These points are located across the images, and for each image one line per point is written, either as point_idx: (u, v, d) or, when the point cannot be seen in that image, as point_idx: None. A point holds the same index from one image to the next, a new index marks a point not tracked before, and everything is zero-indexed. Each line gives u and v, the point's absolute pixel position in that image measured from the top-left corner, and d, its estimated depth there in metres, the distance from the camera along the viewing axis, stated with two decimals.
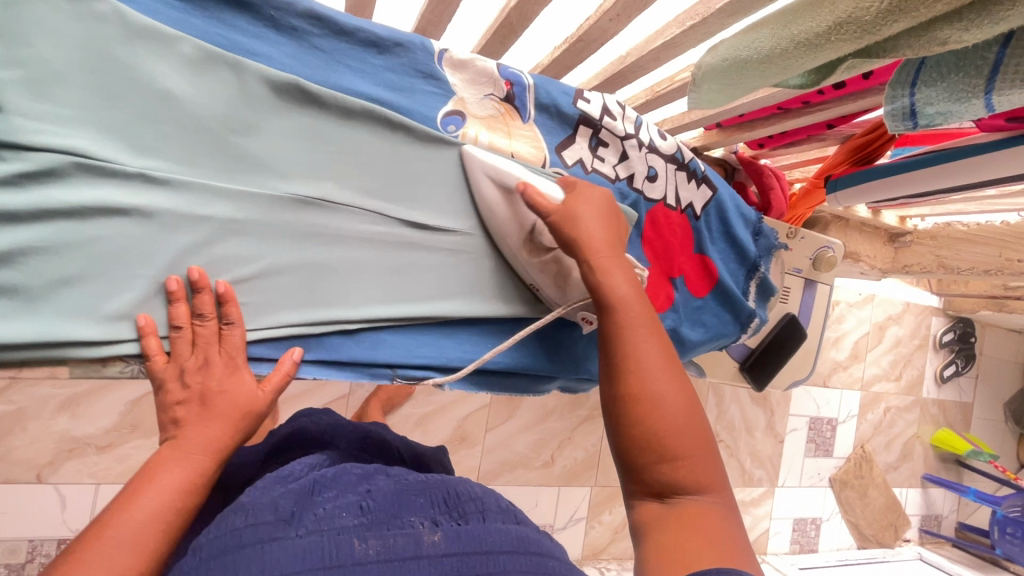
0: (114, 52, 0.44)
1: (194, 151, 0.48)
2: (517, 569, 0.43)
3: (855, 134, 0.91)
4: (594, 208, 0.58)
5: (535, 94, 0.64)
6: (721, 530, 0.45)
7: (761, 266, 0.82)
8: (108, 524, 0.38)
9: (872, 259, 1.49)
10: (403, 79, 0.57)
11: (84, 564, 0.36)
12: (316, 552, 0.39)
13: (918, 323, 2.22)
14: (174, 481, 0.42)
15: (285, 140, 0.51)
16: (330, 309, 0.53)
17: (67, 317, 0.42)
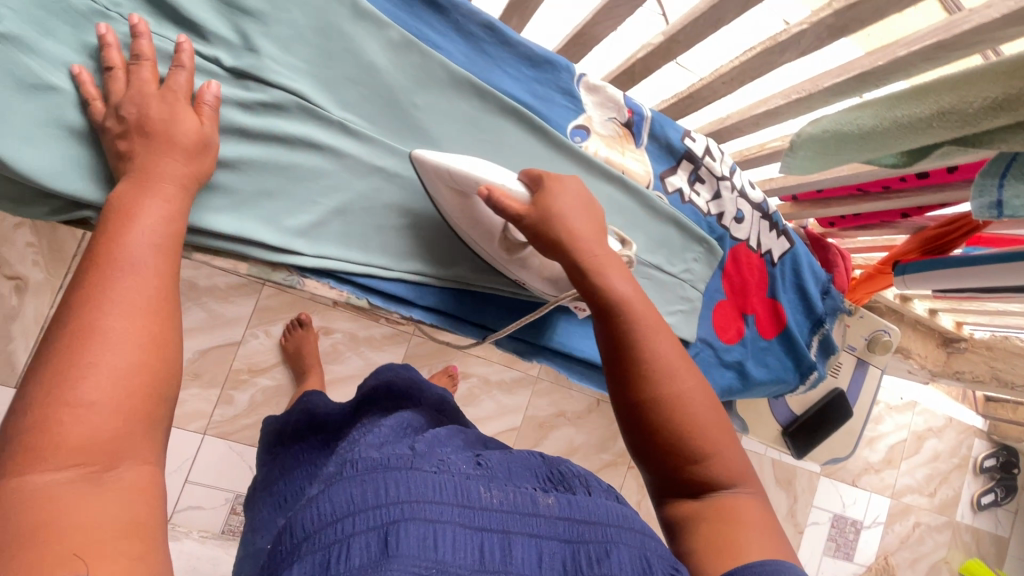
0: (338, 23, 0.56)
1: (379, 113, 0.59)
2: (623, 544, 0.41)
3: (927, 226, 0.96)
4: (564, 197, 0.56)
5: (651, 125, 0.72)
6: (753, 526, 0.46)
7: (826, 324, 0.88)
8: (107, 304, 0.35)
9: (924, 359, 1.49)
10: (547, 90, 0.67)
11: (93, 358, 0.32)
12: (449, 488, 0.40)
13: (959, 441, 2.15)
14: (154, 263, 0.38)
15: (447, 119, 0.62)
16: (456, 267, 0.63)
17: (262, 221, 0.52)
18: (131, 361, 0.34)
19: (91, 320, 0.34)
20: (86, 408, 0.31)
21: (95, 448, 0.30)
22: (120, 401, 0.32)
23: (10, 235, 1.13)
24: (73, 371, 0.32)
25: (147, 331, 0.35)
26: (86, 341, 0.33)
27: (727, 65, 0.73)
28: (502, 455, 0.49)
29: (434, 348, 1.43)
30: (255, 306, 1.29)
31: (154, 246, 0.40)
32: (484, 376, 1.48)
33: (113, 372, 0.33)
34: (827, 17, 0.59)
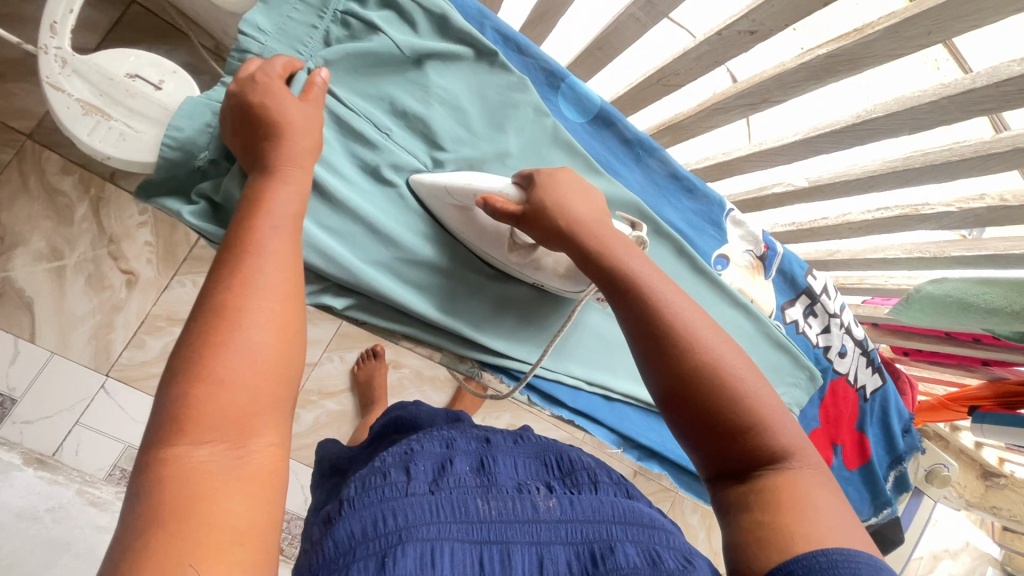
0: (543, 145, 0.62)
1: None
2: (628, 539, 0.40)
3: (1007, 379, 1.01)
4: (564, 185, 0.51)
5: (780, 261, 0.78)
6: (821, 506, 0.37)
7: (904, 462, 0.91)
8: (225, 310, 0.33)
9: (962, 487, 1.47)
10: (699, 220, 0.74)
11: (221, 354, 0.32)
12: (448, 508, 0.40)
13: (974, 567, 2.14)
14: (276, 247, 0.37)
15: None
16: (604, 375, 0.66)
17: (459, 319, 0.58)
18: (260, 356, 0.33)
19: (237, 316, 0.33)
20: (225, 389, 0.31)
21: (223, 427, 0.30)
22: (254, 383, 0.32)
23: (133, 231, 1.00)
24: (213, 363, 0.31)
25: (286, 329, 0.35)
26: (227, 350, 0.32)
27: (857, 216, 0.78)
28: (510, 449, 0.50)
29: None
30: (336, 330, 1.31)
31: (288, 223, 0.39)
32: None
33: (251, 368, 0.32)
34: (978, 208, 0.65)
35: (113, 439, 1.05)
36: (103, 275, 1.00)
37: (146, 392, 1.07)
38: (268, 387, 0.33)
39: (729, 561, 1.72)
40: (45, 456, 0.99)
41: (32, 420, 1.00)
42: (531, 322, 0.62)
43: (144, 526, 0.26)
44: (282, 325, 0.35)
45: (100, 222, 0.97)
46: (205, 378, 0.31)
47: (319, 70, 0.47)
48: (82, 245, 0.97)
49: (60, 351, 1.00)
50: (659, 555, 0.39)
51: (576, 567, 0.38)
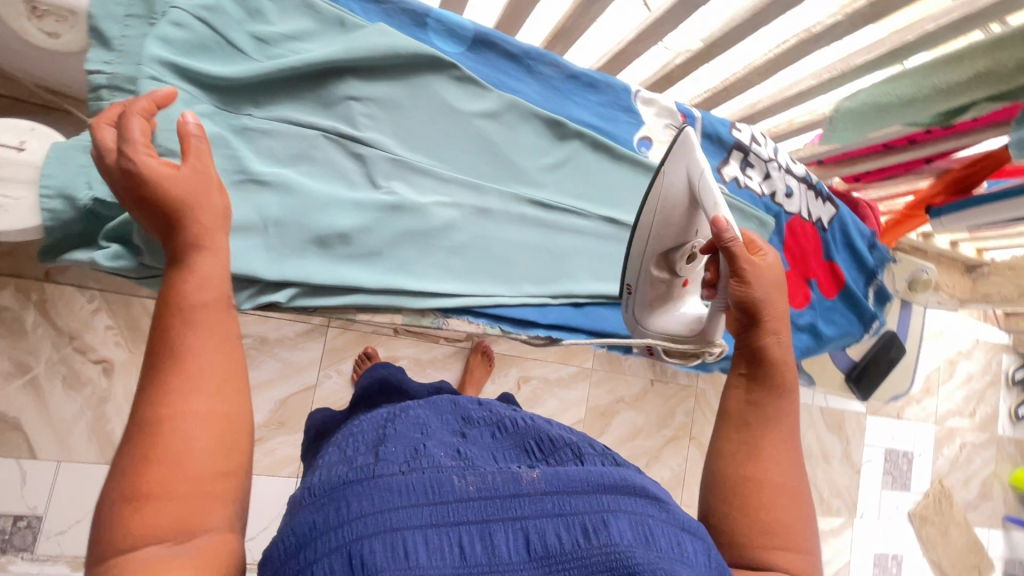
0: (425, 87, 0.61)
1: (474, 161, 0.63)
2: (619, 514, 0.42)
3: (952, 169, 1.01)
4: (766, 276, 0.56)
5: (702, 125, 0.80)
6: (778, 560, 0.46)
7: (878, 275, 0.95)
8: (166, 415, 0.36)
9: (950, 288, 1.55)
10: (610, 112, 0.73)
11: (156, 460, 0.35)
12: (419, 488, 0.40)
13: (989, 359, 2.21)
14: (195, 343, 0.39)
15: (530, 151, 0.66)
16: (565, 284, 0.67)
17: (402, 273, 0.57)
18: (198, 450, 0.36)
19: (174, 421, 0.36)
20: (168, 496, 0.34)
21: (168, 531, 0.34)
22: (192, 488, 0.35)
23: (90, 320, 1.06)
24: (151, 467, 0.34)
25: (216, 427, 0.37)
26: (157, 459, 0.35)
27: (760, 58, 0.80)
28: (486, 429, 0.49)
29: (493, 358, 1.50)
30: (324, 347, 1.34)
31: (203, 313, 0.40)
32: (543, 376, 1.56)
33: (186, 474, 0.35)
34: (862, 7, 0.66)
35: None
36: (78, 372, 1.06)
37: None
38: (211, 470, 0.36)
39: None
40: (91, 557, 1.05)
41: (64, 530, 1.03)
42: (480, 261, 0.62)
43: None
44: (219, 414, 0.37)
45: (52, 321, 1.04)
46: (142, 487, 0.34)
47: (185, 116, 0.46)
48: (46, 349, 1.04)
49: (66, 457, 1.05)
50: (648, 534, 0.41)
51: (566, 540, 0.40)
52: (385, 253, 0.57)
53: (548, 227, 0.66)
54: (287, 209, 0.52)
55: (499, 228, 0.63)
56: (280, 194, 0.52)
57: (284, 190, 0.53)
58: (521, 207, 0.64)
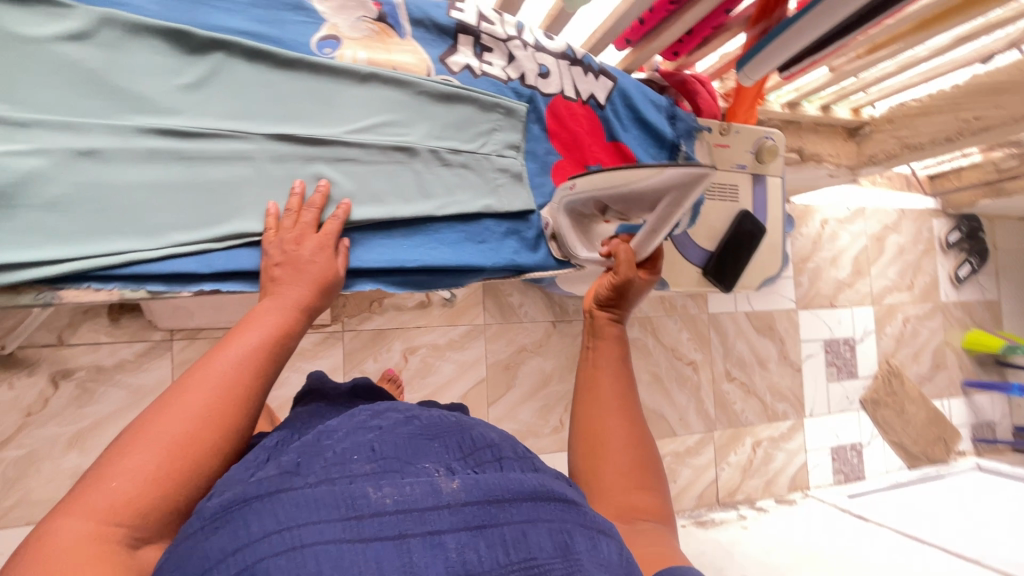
0: None
1: (43, 86, 0.51)
2: (540, 521, 0.45)
3: (752, 14, 0.90)
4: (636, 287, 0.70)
5: (407, 10, 0.68)
6: (615, 492, 0.58)
7: (682, 146, 0.86)
8: (171, 402, 0.46)
9: (836, 158, 1.45)
10: (270, 11, 0.62)
11: (137, 446, 0.43)
12: (330, 501, 0.41)
13: (920, 227, 2.12)
14: (233, 355, 0.50)
15: (142, 64, 0.55)
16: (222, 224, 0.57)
17: None
18: (146, 481, 0.42)
19: (164, 417, 0.45)
20: (142, 473, 0.42)
21: (123, 510, 0.41)
22: (162, 473, 0.43)
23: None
24: (127, 454, 0.43)
25: (190, 439, 0.45)
26: (141, 441, 0.43)
27: None
28: (407, 432, 0.50)
29: (369, 335, 1.40)
30: (172, 364, 1.25)
31: (268, 351, 0.52)
32: (432, 343, 1.47)
33: (150, 469, 0.42)
34: None
35: None
36: None
37: (17, 524, 1.13)
38: (165, 500, 0.42)
39: (688, 349, 1.74)
40: None
41: None
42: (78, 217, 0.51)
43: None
44: (172, 458, 0.43)
45: None
46: (122, 461, 0.42)
47: (341, 206, 0.60)
48: None
49: None
50: (567, 539, 0.45)
51: (489, 552, 0.41)
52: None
53: (164, 165, 0.55)
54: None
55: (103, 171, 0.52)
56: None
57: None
58: (141, 141, 0.54)
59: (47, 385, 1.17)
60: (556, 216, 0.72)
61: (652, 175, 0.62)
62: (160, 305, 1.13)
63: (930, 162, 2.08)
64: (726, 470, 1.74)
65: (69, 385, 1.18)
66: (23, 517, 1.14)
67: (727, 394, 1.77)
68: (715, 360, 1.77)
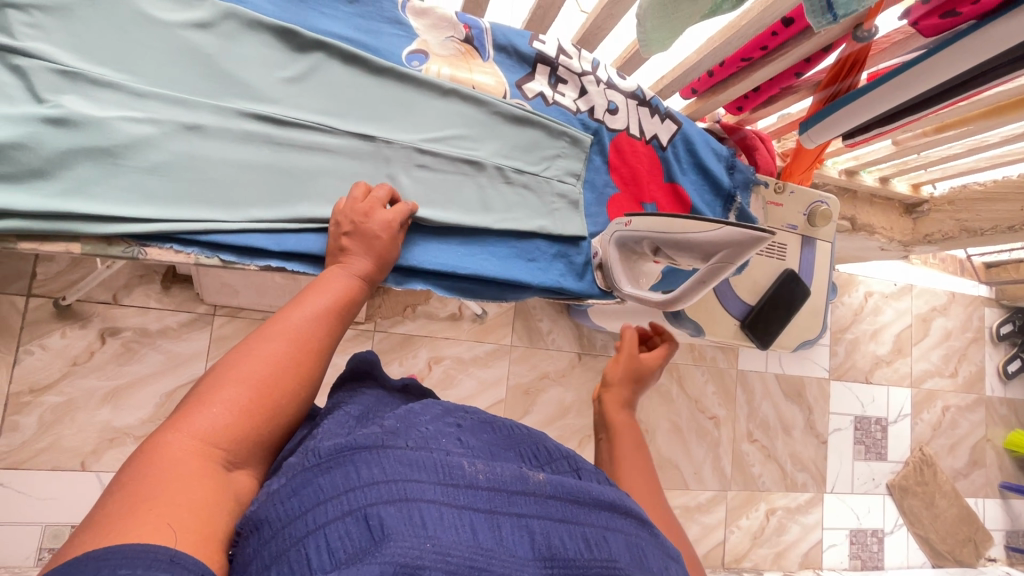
0: None
1: (169, 65, 0.56)
2: (618, 530, 0.46)
3: (822, 80, 0.91)
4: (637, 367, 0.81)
5: (492, 36, 0.73)
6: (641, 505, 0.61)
7: (738, 197, 0.87)
8: (258, 344, 0.49)
9: (889, 231, 1.43)
10: (371, 23, 0.67)
11: (230, 379, 0.46)
12: (431, 467, 0.42)
13: (969, 315, 2.05)
14: (312, 308, 0.53)
15: (256, 58, 0.60)
16: (299, 207, 0.60)
17: (70, 196, 0.50)
18: (239, 412, 0.45)
19: (249, 357, 0.48)
20: (236, 402, 0.45)
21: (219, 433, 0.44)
22: (249, 403, 0.46)
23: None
24: (216, 389, 0.45)
25: (271, 380, 0.47)
26: (230, 375, 0.46)
27: None
28: (485, 433, 0.52)
29: (399, 338, 1.43)
30: (211, 338, 1.30)
31: (342, 311, 0.55)
32: (457, 356, 1.48)
33: (237, 401, 0.45)
34: None
35: (31, 524, 1.17)
36: None
37: (43, 467, 1.18)
38: (253, 431, 0.46)
39: (712, 403, 1.70)
40: None
41: None
42: (182, 187, 0.55)
43: (121, 496, 0.37)
44: (262, 395, 0.46)
45: None
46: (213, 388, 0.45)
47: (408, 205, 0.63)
48: None
49: None
50: (639, 553, 0.45)
51: (570, 545, 0.42)
52: (40, 176, 0.49)
53: (256, 147, 0.59)
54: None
55: (203, 146, 0.56)
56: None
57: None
58: (239, 122, 0.58)
59: (95, 339, 1.23)
60: (606, 248, 0.71)
61: (710, 228, 0.56)
62: (211, 279, 1.18)
63: (987, 250, 2.03)
64: (735, 533, 1.67)
65: (115, 343, 1.24)
66: (50, 461, 1.19)
67: (746, 454, 1.71)
68: (738, 418, 1.73)
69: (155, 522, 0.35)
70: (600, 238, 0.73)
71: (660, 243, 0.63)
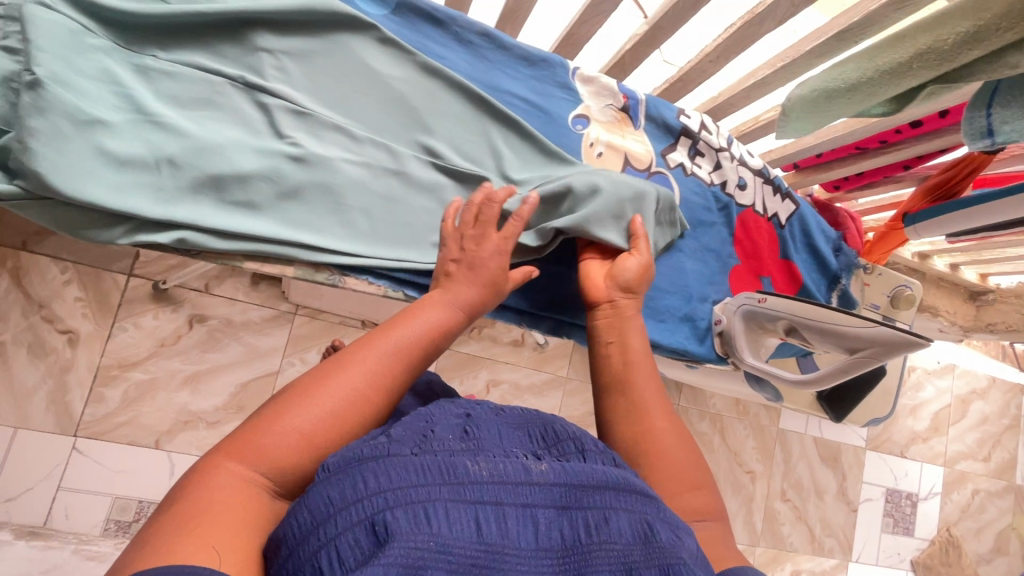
0: (331, 30, 0.60)
1: (381, 115, 0.62)
2: (623, 508, 0.41)
3: (930, 175, 0.95)
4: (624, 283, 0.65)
5: (646, 108, 0.78)
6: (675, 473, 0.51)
7: (842, 279, 0.91)
8: (330, 370, 0.48)
9: (952, 315, 1.45)
10: (545, 86, 0.72)
11: (296, 403, 0.45)
12: (435, 469, 0.38)
13: (1008, 401, 2.06)
14: (388, 341, 0.51)
15: (451, 113, 0.65)
16: None
17: (295, 225, 0.56)
18: (299, 441, 0.43)
19: (320, 382, 0.47)
20: (298, 431, 0.44)
21: (268, 460, 0.42)
22: (309, 433, 0.44)
23: (60, 291, 1.20)
24: (283, 411, 0.45)
25: (336, 411, 0.46)
26: (297, 399, 0.46)
27: (710, 44, 0.78)
28: (493, 418, 0.48)
29: (462, 357, 1.47)
30: (289, 335, 1.35)
31: (423, 344, 0.53)
32: (514, 381, 1.52)
33: (300, 430, 0.44)
34: None
35: (101, 495, 1.20)
36: (46, 341, 1.19)
37: (120, 441, 1.23)
38: (305, 465, 0.43)
39: (750, 457, 1.72)
40: (38, 526, 1.15)
41: (15, 497, 1.15)
42: (381, 223, 0.60)
43: (180, 518, 0.37)
44: (326, 426, 0.45)
45: (27, 291, 1.18)
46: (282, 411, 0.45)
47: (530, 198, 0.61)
48: (16, 317, 1.17)
49: (24, 425, 1.17)
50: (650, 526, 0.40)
51: (574, 534, 0.39)
52: (263, 205, 0.55)
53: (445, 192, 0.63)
54: (145, 146, 0.50)
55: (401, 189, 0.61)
56: (117, 120, 0.49)
57: (146, 131, 0.51)
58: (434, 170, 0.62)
59: (183, 324, 1.28)
60: (731, 319, 0.75)
61: (866, 326, 0.62)
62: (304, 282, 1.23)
63: None
64: None
65: (201, 329, 1.29)
66: (127, 436, 1.23)
67: (777, 513, 1.73)
68: (773, 475, 1.74)
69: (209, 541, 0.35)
70: (725, 305, 0.77)
71: (799, 327, 0.69)
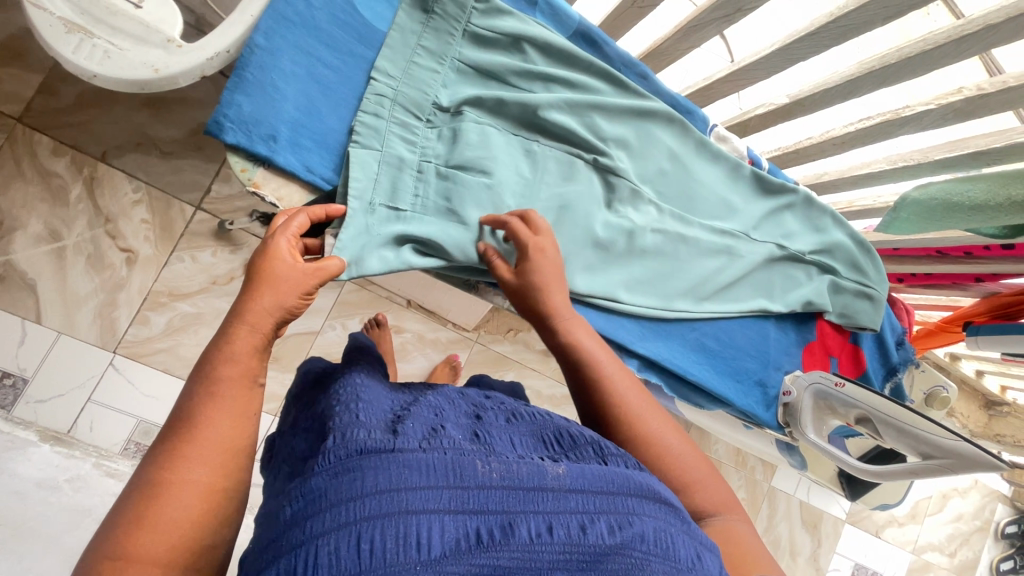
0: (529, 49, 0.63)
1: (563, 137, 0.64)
2: (647, 516, 0.39)
3: (1000, 293, 0.99)
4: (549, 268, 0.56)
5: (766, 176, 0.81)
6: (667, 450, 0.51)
7: (898, 373, 0.94)
8: (212, 390, 0.41)
9: (965, 418, 1.50)
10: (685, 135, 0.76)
11: (191, 438, 0.39)
12: (440, 469, 0.37)
13: (983, 505, 2.14)
14: (244, 343, 0.43)
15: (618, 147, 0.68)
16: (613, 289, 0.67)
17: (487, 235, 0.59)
18: (207, 461, 0.39)
19: (207, 399, 0.41)
20: (205, 447, 0.39)
21: (192, 487, 0.38)
22: (225, 447, 0.40)
23: (127, 209, 1.19)
24: (182, 445, 0.39)
25: (233, 418, 0.41)
26: (188, 429, 0.40)
27: (840, 128, 0.79)
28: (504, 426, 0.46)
29: (493, 356, 1.50)
30: (335, 299, 1.36)
31: (278, 313, 0.45)
32: (536, 389, 1.55)
33: (210, 444, 0.39)
34: (956, 101, 0.65)
35: (126, 415, 1.22)
36: (103, 254, 1.19)
37: (155, 366, 1.24)
38: (226, 480, 0.39)
39: None
40: (61, 432, 1.17)
41: (45, 399, 1.16)
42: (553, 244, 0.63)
43: (179, 424, 0.40)
44: (231, 439, 0.40)
45: (96, 202, 1.17)
46: (181, 438, 0.39)
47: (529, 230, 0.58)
48: (81, 225, 1.17)
49: (67, 331, 1.18)
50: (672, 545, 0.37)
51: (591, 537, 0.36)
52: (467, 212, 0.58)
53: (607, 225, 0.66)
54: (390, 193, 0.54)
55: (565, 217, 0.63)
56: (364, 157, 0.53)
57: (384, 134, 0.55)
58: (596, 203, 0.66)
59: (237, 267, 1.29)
60: (800, 393, 0.78)
61: (947, 438, 0.67)
62: None
63: None
64: None
65: None
66: (162, 363, 1.25)
67: None
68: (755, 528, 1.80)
69: (188, 472, 0.38)
70: (796, 377, 0.79)
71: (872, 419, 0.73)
